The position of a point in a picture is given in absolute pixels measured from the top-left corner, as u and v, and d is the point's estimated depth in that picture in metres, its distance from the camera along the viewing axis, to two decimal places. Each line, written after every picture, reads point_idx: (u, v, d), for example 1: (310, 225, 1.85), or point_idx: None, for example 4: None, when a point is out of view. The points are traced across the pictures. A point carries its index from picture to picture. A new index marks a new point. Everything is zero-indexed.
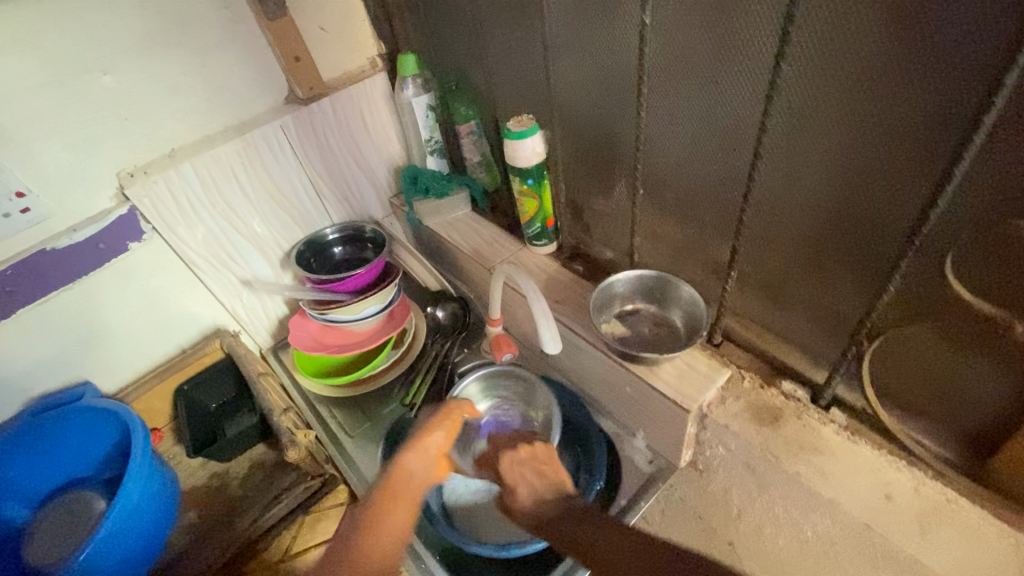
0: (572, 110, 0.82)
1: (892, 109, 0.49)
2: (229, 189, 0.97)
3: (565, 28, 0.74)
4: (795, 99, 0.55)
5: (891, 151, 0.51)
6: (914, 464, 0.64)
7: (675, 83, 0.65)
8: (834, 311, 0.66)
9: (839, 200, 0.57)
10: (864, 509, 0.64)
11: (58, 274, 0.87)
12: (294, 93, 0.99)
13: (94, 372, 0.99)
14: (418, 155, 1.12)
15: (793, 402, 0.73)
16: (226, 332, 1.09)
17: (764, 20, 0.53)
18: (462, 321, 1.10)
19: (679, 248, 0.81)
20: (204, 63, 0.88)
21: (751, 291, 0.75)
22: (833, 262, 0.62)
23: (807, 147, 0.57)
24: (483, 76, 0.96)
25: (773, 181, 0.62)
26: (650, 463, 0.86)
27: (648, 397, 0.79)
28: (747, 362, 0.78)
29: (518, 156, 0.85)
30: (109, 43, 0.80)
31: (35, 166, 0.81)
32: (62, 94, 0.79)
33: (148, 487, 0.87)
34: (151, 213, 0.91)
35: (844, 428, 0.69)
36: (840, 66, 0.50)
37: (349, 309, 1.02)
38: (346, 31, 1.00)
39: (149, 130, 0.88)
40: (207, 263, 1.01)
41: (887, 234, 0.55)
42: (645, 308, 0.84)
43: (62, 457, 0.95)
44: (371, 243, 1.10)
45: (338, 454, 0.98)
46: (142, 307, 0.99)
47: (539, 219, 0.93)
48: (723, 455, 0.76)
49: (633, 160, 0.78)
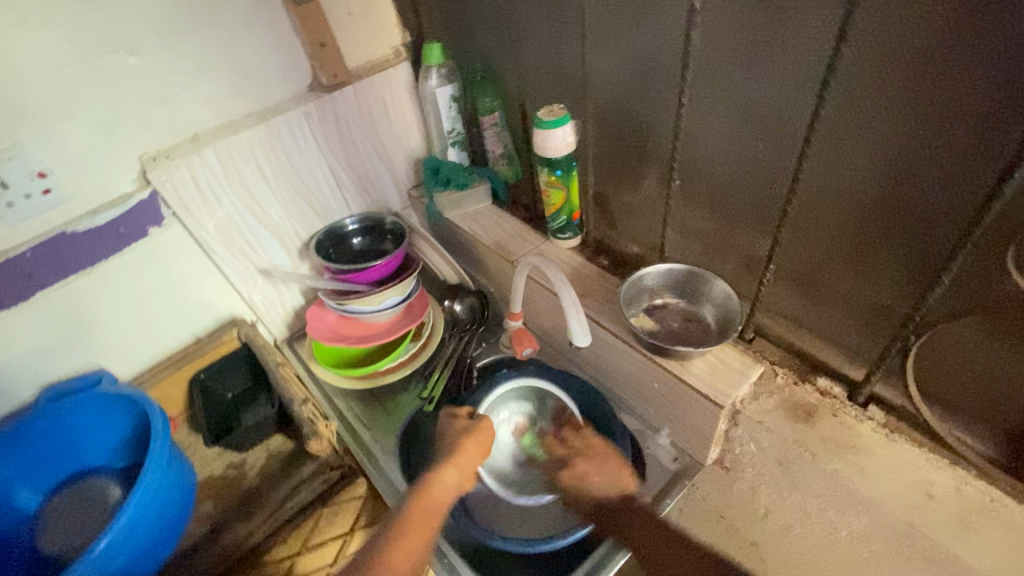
0: (606, 101, 0.81)
1: (958, 94, 0.49)
2: (251, 175, 0.96)
3: (604, 16, 0.73)
4: (853, 85, 0.54)
5: (954, 138, 0.50)
6: (959, 463, 0.64)
7: (721, 70, 0.64)
8: (877, 305, 0.65)
9: (894, 189, 0.57)
10: (905, 508, 0.64)
11: (78, 257, 0.86)
12: (318, 81, 0.98)
13: (109, 359, 0.98)
14: (440, 147, 1.11)
15: (830, 398, 0.73)
16: (243, 322, 1.08)
17: (822, 4, 0.53)
18: (480, 315, 1.08)
19: (711, 242, 0.80)
20: (230, 47, 0.87)
21: (788, 286, 0.74)
22: (881, 254, 0.61)
23: (862, 133, 0.56)
24: (511, 67, 0.95)
25: (822, 170, 0.62)
26: (674, 461, 0.83)
27: (677, 393, 0.77)
28: (780, 359, 0.78)
29: (548, 146, 0.84)
30: (137, 23, 0.78)
31: (58, 146, 0.79)
32: (88, 74, 0.78)
33: (165, 475, 0.86)
34: (172, 198, 0.89)
35: (882, 426, 0.69)
36: (904, 49, 0.50)
37: (369, 300, 1.01)
38: (372, 19, 0.99)
39: (173, 113, 0.87)
40: (225, 250, 0.99)
41: (943, 224, 0.55)
42: (674, 303, 0.83)
43: (77, 444, 0.93)
44: (390, 235, 1.08)
45: (357, 447, 0.97)
46: (160, 294, 0.98)
47: (565, 212, 0.92)
48: (754, 453, 0.75)
49: (669, 150, 0.77)
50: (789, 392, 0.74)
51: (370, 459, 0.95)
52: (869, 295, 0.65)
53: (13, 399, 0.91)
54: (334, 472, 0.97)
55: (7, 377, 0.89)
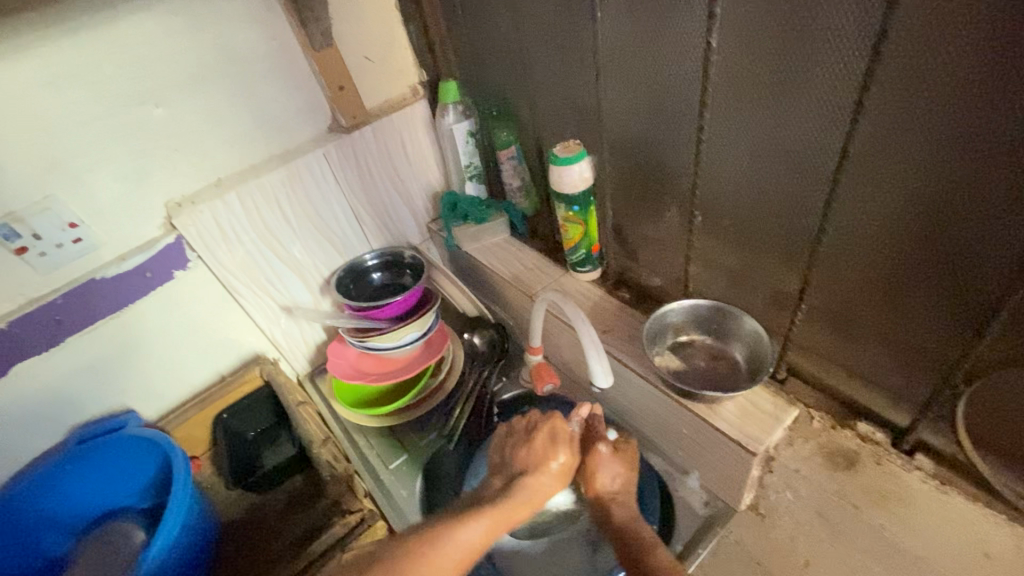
0: (622, 134, 0.80)
1: (1001, 130, 0.46)
2: (273, 216, 0.97)
3: (619, 52, 0.72)
4: (881, 122, 0.52)
5: (997, 177, 0.48)
6: (1017, 518, 0.60)
7: (743, 106, 0.62)
8: (919, 348, 0.61)
9: (931, 229, 0.54)
10: (960, 569, 0.60)
11: (106, 302, 0.88)
12: (337, 122, 0.99)
13: (136, 399, 1.00)
14: (457, 181, 1.11)
15: (871, 445, 0.69)
16: (265, 359, 1.09)
17: (845, 41, 0.51)
18: (500, 348, 1.06)
19: (737, 275, 0.77)
20: (253, 94, 0.89)
21: (822, 324, 0.70)
22: (921, 297, 0.58)
23: (893, 172, 0.54)
24: (527, 102, 0.94)
25: (853, 208, 0.59)
26: (706, 505, 0.78)
27: (705, 437, 0.73)
28: (815, 402, 0.74)
29: (565, 181, 0.82)
30: (163, 77, 0.81)
31: (88, 198, 0.82)
32: (118, 127, 0.80)
33: (187, 520, 0.86)
34: (196, 241, 0.91)
35: (932, 477, 0.65)
36: (935, 87, 0.48)
37: (388, 336, 1.00)
38: (389, 60, 1.00)
39: (197, 160, 0.89)
40: (246, 289, 1.00)
41: (989, 266, 0.52)
42: (699, 340, 0.80)
43: (104, 485, 0.96)
44: (410, 269, 1.08)
45: (375, 487, 0.95)
46: (184, 334, 0.99)
47: (584, 246, 0.90)
48: (791, 502, 0.71)
49: (689, 185, 0.75)
50: (827, 436, 0.71)
51: (388, 501, 0.92)
52: (909, 337, 0.62)
53: (45, 441, 0.93)
54: (353, 515, 0.94)
55: (38, 420, 0.91)
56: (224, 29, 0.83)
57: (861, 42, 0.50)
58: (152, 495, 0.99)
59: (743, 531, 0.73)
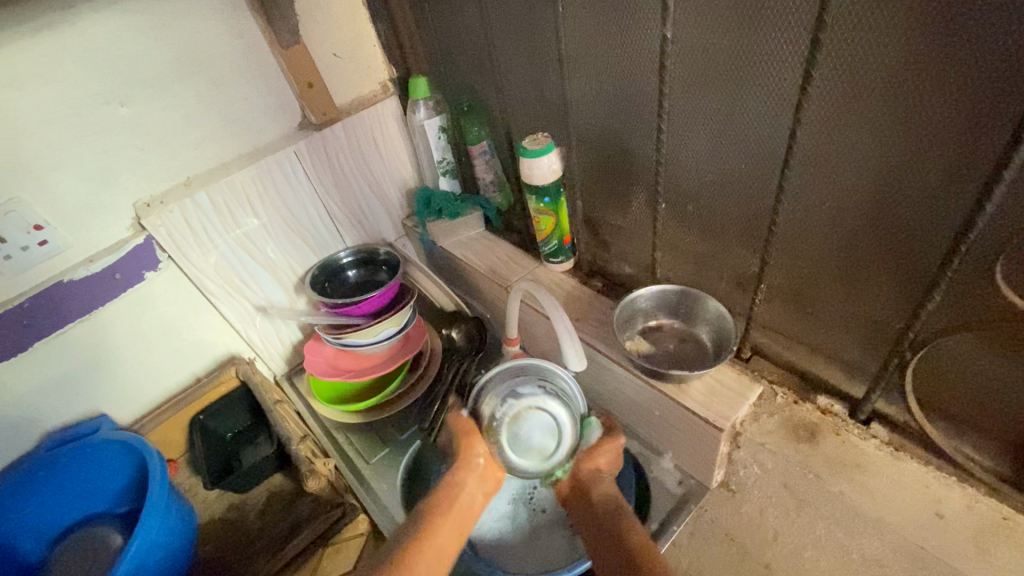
0: (588, 126, 0.82)
1: (932, 111, 0.49)
2: (245, 215, 0.97)
3: (582, 45, 0.74)
4: (825, 106, 0.55)
5: (932, 156, 0.51)
6: (966, 481, 0.64)
7: (700, 94, 0.64)
8: (871, 321, 0.64)
9: (875, 206, 0.57)
10: (918, 530, 0.63)
11: (75, 305, 0.87)
12: (308, 119, 0.99)
13: (109, 404, 0.98)
14: (431, 176, 1.12)
15: (831, 417, 0.72)
16: (241, 359, 1.08)
17: (788, 30, 0.54)
18: (478, 342, 1.07)
19: (702, 261, 0.80)
20: (220, 92, 0.89)
21: (783, 303, 0.73)
22: (871, 271, 0.61)
23: (839, 153, 0.57)
24: (496, 97, 0.96)
25: (805, 189, 0.62)
26: (680, 485, 0.80)
27: (676, 417, 0.76)
28: (779, 377, 0.78)
29: (535, 173, 0.84)
30: (127, 76, 0.80)
31: (53, 199, 0.81)
32: (81, 126, 0.79)
33: (166, 522, 0.86)
34: (167, 242, 0.90)
35: (887, 443, 0.68)
36: (872, 71, 0.51)
37: (366, 332, 1.00)
38: (357, 57, 1.00)
39: (165, 159, 0.88)
40: (220, 289, 1.00)
41: (929, 241, 0.55)
42: (668, 324, 0.82)
43: (79, 492, 0.95)
44: (385, 265, 1.09)
45: (355, 481, 0.96)
46: (157, 337, 0.98)
47: (556, 237, 0.92)
48: (759, 475, 0.74)
49: (653, 176, 0.77)
50: (789, 411, 0.74)
51: (370, 495, 0.93)
52: (862, 312, 0.65)
53: (15, 449, 0.91)
54: (334, 510, 0.95)
55: (7, 428, 0.89)
56: (188, 26, 0.82)
57: (802, 31, 0.53)
58: (129, 500, 0.98)
59: (718, 510, 0.75)
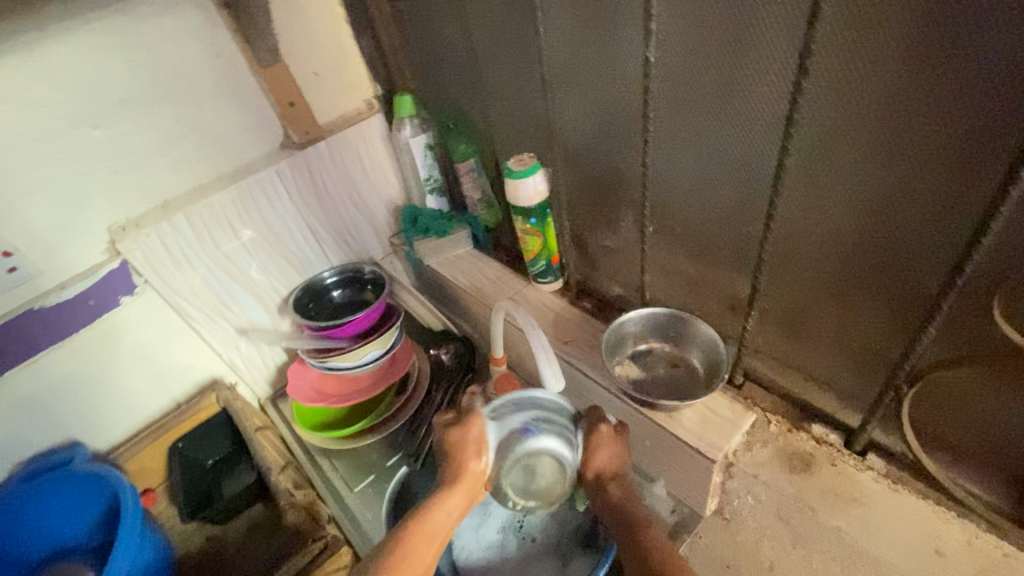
0: (575, 146, 0.80)
1: (929, 135, 0.47)
2: (226, 237, 0.94)
3: (566, 65, 0.72)
4: (814, 131, 0.54)
5: (929, 182, 0.49)
6: (966, 514, 0.61)
7: (687, 116, 0.63)
8: (866, 348, 0.63)
9: (869, 233, 0.55)
10: (914, 566, 0.61)
11: (46, 332, 0.84)
12: (290, 138, 0.97)
13: (85, 432, 0.95)
14: (418, 194, 1.10)
15: (826, 446, 0.70)
16: (223, 384, 1.05)
17: (777, 53, 0.52)
18: (467, 362, 1.03)
19: (693, 283, 0.78)
20: (198, 112, 0.87)
21: (775, 328, 0.71)
22: (865, 297, 0.59)
23: (830, 179, 0.55)
24: (481, 114, 0.94)
25: (796, 213, 0.60)
26: (672, 513, 0.78)
27: (667, 445, 0.74)
28: (773, 406, 0.75)
29: (521, 194, 0.82)
30: (99, 98, 0.78)
31: (23, 224, 0.78)
32: (52, 149, 0.77)
33: (137, 558, 0.83)
34: (143, 266, 0.88)
35: (884, 476, 0.66)
36: (864, 98, 0.49)
37: (350, 355, 0.97)
38: (340, 74, 0.99)
39: (141, 182, 0.86)
40: (200, 312, 0.97)
41: (927, 268, 0.53)
42: (659, 348, 0.80)
43: (52, 524, 0.92)
44: (371, 284, 1.06)
45: (340, 512, 0.94)
46: (134, 362, 0.95)
47: (543, 257, 0.90)
48: (753, 506, 0.72)
49: (640, 196, 0.76)
50: (783, 439, 0.71)
51: (356, 528, 0.91)
52: (858, 339, 0.63)
53: None
54: (317, 542, 0.89)
55: None
56: (164, 47, 0.80)
57: (790, 55, 0.51)
58: (104, 532, 0.95)
59: (713, 538, 0.74)
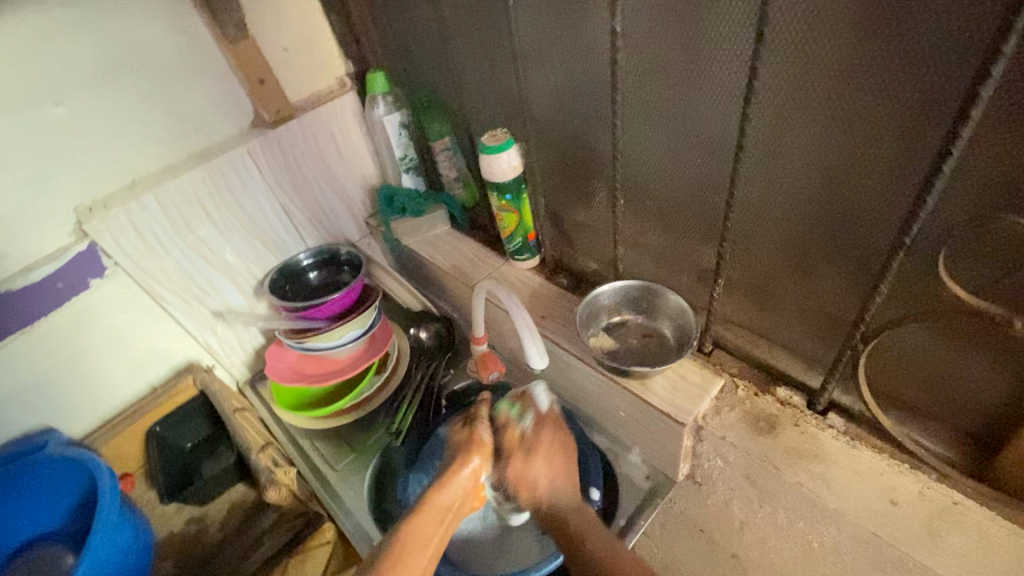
0: (547, 122, 0.81)
1: (881, 101, 0.48)
2: (197, 218, 0.93)
3: (537, 40, 0.73)
4: (773, 100, 0.55)
5: (879, 145, 0.51)
6: (918, 467, 0.63)
7: (656, 89, 0.64)
8: (826, 312, 0.65)
9: (828, 198, 0.57)
10: (871, 519, 0.62)
11: (14, 316, 0.83)
12: (261, 117, 0.96)
13: (58, 418, 0.94)
14: (393, 173, 1.09)
15: (790, 408, 0.72)
16: (199, 367, 1.05)
17: (736, 21, 0.53)
18: (446, 340, 1.05)
19: (665, 255, 0.80)
20: (164, 90, 0.85)
21: (741, 295, 0.74)
22: (824, 261, 0.61)
23: (790, 147, 0.57)
24: (455, 91, 0.93)
25: (758, 181, 0.61)
26: (647, 479, 0.82)
27: (640, 413, 0.76)
28: (739, 370, 0.78)
29: (495, 170, 0.82)
30: (58, 74, 0.76)
31: None
32: (10, 127, 0.75)
33: (117, 539, 0.83)
34: (113, 248, 0.86)
35: (844, 434, 0.68)
36: (820, 65, 0.50)
37: (327, 336, 0.97)
38: (311, 52, 0.97)
39: (107, 162, 0.84)
40: (174, 296, 0.96)
41: (879, 231, 0.55)
42: (632, 319, 0.82)
43: (28, 510, 0.91)
44: (348, 265, 1.06)
45: (321, 488, 0.93)
46: (106, 347, 0.94)
47: (520, 233, 0.90)
48: (722, 467, 0.74)
49: (611, 170, 0.77)
50: (750, 403, 0.73)
51: (336, 502, 0.91)
52: (819, 303, 0.65)
53: None
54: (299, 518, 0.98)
55: None
56: (125, 21, 0.78)
57: (748, 21, 0.52)
58: (81, 518, 0.94)
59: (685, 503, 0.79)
